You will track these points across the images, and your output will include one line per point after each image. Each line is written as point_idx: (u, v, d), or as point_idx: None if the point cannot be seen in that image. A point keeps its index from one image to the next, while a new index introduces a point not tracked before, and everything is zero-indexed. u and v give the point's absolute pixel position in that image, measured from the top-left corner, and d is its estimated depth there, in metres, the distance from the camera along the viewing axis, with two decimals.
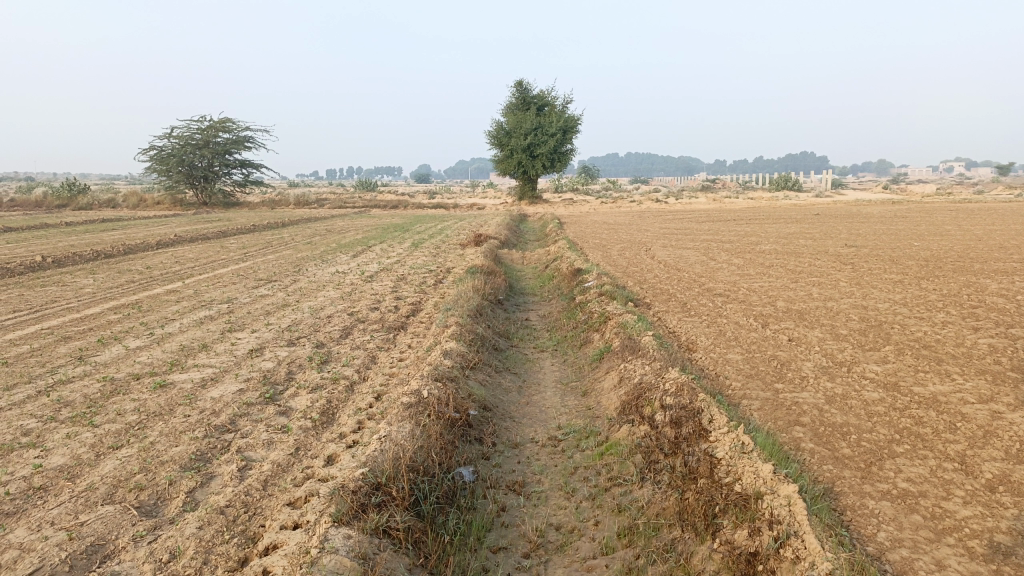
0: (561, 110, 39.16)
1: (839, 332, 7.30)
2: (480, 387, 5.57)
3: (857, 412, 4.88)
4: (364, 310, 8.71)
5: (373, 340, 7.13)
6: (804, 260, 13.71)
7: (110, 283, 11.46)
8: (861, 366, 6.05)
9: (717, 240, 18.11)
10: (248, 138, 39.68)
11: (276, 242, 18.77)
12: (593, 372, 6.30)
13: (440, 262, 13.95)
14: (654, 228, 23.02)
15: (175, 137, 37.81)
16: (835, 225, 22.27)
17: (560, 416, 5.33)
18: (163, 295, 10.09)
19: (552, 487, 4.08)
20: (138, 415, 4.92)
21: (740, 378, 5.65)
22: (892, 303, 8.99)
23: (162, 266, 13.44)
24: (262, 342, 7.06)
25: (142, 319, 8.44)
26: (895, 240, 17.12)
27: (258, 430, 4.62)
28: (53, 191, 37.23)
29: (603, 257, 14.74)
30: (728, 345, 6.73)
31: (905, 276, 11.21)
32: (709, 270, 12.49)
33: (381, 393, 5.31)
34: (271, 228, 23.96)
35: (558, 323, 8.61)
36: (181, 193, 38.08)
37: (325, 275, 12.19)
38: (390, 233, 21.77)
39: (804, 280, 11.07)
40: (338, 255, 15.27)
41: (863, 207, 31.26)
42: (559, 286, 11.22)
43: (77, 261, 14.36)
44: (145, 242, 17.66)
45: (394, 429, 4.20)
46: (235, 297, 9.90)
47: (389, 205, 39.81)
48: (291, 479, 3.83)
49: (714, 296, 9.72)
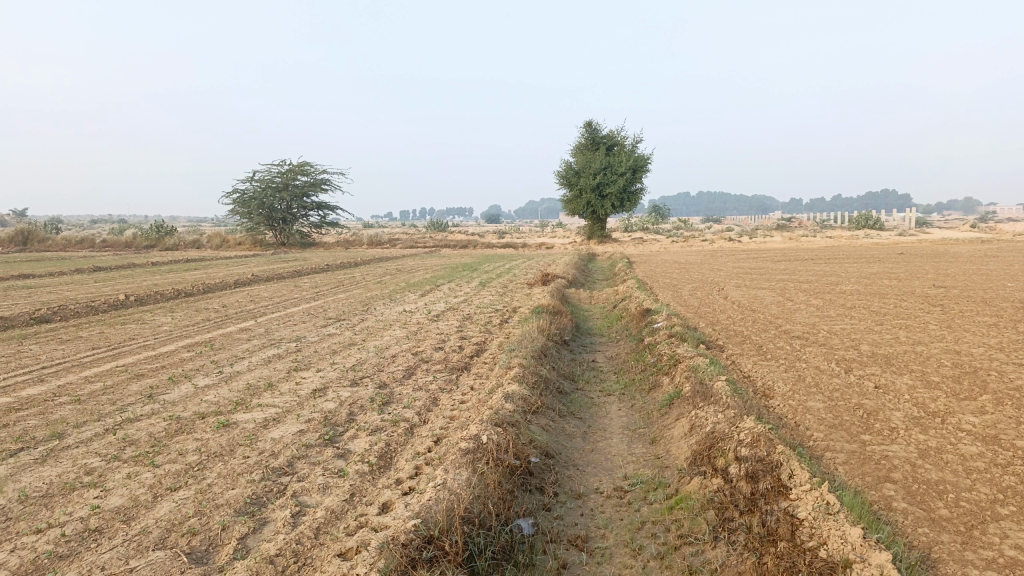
0: (631, 150, 39.05)
1: (930, 379, 6.79)
2: (542, 433, 5.36)
3: (953, 468, 4.44)
4: (428, 350, 8.64)
5: (436, 381, 7.01)
6: (888, 301, 13.04)
7: (186, 321, 11.78)
8: (955, 417, 5.57)
9: (793, 280, 17.50)
10: (325, 181, 40.92)
11: (347, 281, 19.10)
12: (662, 418, 6.00)
13: (507, 301, 13.86)
14: (727, 268, 22.51)
15: (256, 181, 39.32)
16: (920, 265, 21.24)
17: (626, 465, 5.06)
18: (235, 334, 10.27)
19: (617, 543, 3.82)
20: (198, 456, 4.90)
21: (821, 428, 5.26)
22: (988, 348, 8.37)
23: (237, 305, 13.77)
24: (325, 382, 7.04)
25: (212, 357, 8.58)
26: (987, 281, 16.17)
27: (315, 473, 4.53)
28: (142, 232, 39.12)
29: (673, 297, 14.38)
30: (808, 392, 6.33)
31: (1000, 319, 10.48)
32: (786, 312, 11.99)
33: (441, 437, 5.16)
34: (344, 268, 24.46)
35: (626, 366, 8.33)
36: (261, 234, 39.46)
37: (392, 314, 12.24)
38: (459, 272, 21.86)
39: (889, 322, 10.48)
40: (406, 295, 15.37)
41: (950, 247, 29.84)
42: (627, 327, 10.93)
43: (158, 300, 14.87)
44: (223, 281, 18.22)
45: (450, 476, 4.03)
46: (303, 335, 10.01)
47: (459, 245, 40.23)
48: (344, 527, 3.70)
49: (791, 339, 9.27)
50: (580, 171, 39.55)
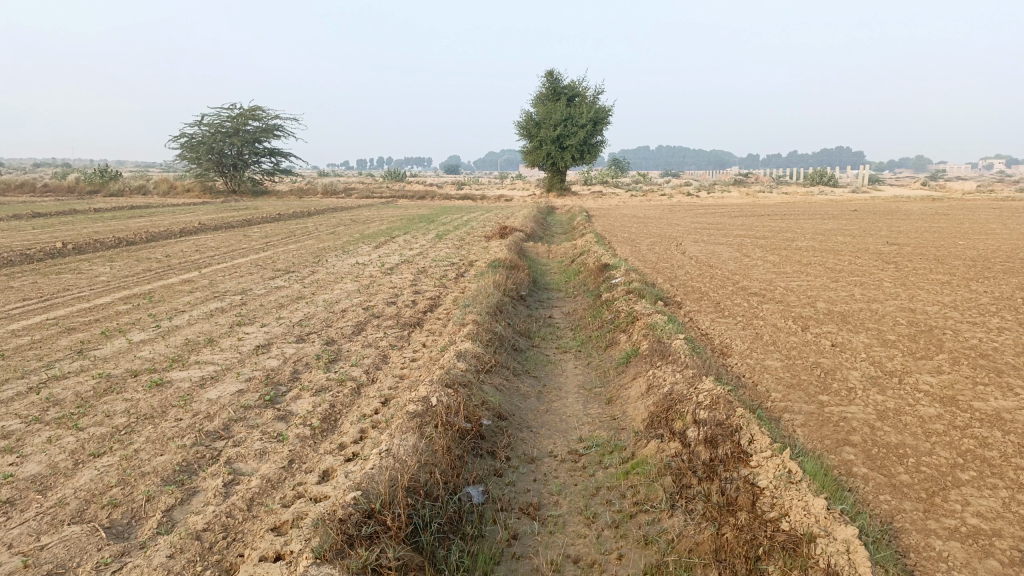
0: (592, 101, 38.57)
1: (887, 337, 6.76)
2: (495, 393, 5.15)
3: (913, 431, 4.38)
4: (380, 305, 8.33)
5: (386, 338, 6.74)
6: (843, 257, 13.10)
7: (126, 271, 11.23)
8: (912, 376, 5.53)
9: (750, 236, 17.54)
10: (277, 127, 39.63)
11: (299, 231, 18.50)
12: (619, 377, 5.86)
13: (463, 254, 13.56)
14: (685, 222, 22.46)
15: (205, 125, 37.90)
16: (873, 221, 21.45)
17: (582, 426, 4.89)
18: (177, 286, 9.81)
19: (570, 510, 3.65)
20: (126, 419, 4.58)
21: (780, 389, 5.16)
22: (942, 305, 8.41)
23: (181, 255, 13.21)
24: (269, 338, 6.71)
25: (151, 310, 8.15)
26: (938, 238, 16.39)
27: (251, 437, 4.26)
28: (85, 177, 37.51)
29: (631, 252, 14.22)
30: (766, 350, 6.24)
31: (952, 277, 10.58)
32: (744, 267, 11.94)
33: (390, 398, 4.92)
34: (296, 217, 23.76)
35: (583, 322, 8.16)
36: (211, 181, 38.21)
37: (344, 266, 11.86)
38: (416, 224, 21.38)
39: (844, 279, 10.49)
40: (360, 246, 14.96)
41: (902, 204, 30.30)
42: (585, 282, 10.77)
43: (98, 248, 14.21)
44: (168, 230, 17.48)
45: (396, 441, 3.80)
46: (249, 288, 9.59)
47: (417, 196, 39.57)
48: (280, 498, 3.46)
49: (749, 295, 9.20)
50: (540, 122, 38.95)
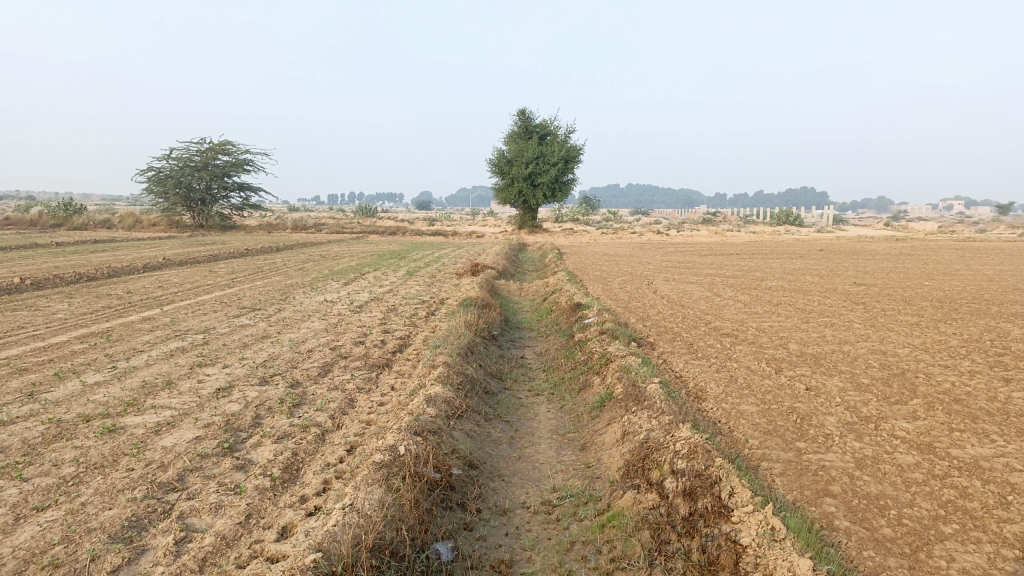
0: (564, 140, 38.95)
1: (860, 381, 6.72)
2: (466, 440, 4.98)
3: (892, 481, 4.29)
4: (347, 345, 8.12)
5: (353, 380, 6.53)
6: (812, 298, 13.18)
7: (85, 308, 10.88)
8: (888, 422, 5.46)
9: (721, 275, 17.63)
10: (247, 161, 39.35)
11: (267, 267, 18.20)
12: (593, 422, 5.71)
13: (434, 292, 13.40)
14: (656, 261, 22.58)
15: (173, 159, 37.50)
16: (840, 261, 21.76)
17: (555, 475, 4.73)
18: (138, 324, 9.50)
19: (544, 568, 3.48)
20: (75, 468, 4.32)
21: (756, 435, 5.05)
22: (912, 348, 8.43)
23: (144, 291, 12.87)
24: (231, 380, 6.46)
25: (107, 349, 7.85)
26: (904, 279, 16.61)
27: (207, 489, 4.03)
28: (48, 210, 36.78)
29: (603, 291, 14.17)
30: (741, 394, 6.14)
31: (920, 318, 10.66)
32: (715, 308, 11.93)
33: (355, 446, 4.72)
34: (264, 253, 23.43)
35: (555, 364, 8.02)
36: (178, 215, 37.69)
37: (312, 304, 11.62)
38: (386, 260, 21.20)
39: (815, 320, 10.51)
40: (329, 283, 14.73)
41: (867, 244, 30.77)
42: (557, 322, 10.66)
43: (57, 284, 13.79)
44: (131, 265, 17.07)
45: (360, 495, 3.61)
46: (212, 327, 9.30)
47: (388, 232, 39.41)
48: (235, 558, 3.24)
49: (722, 336, 9.16)
50: (512, 160, 39.18)
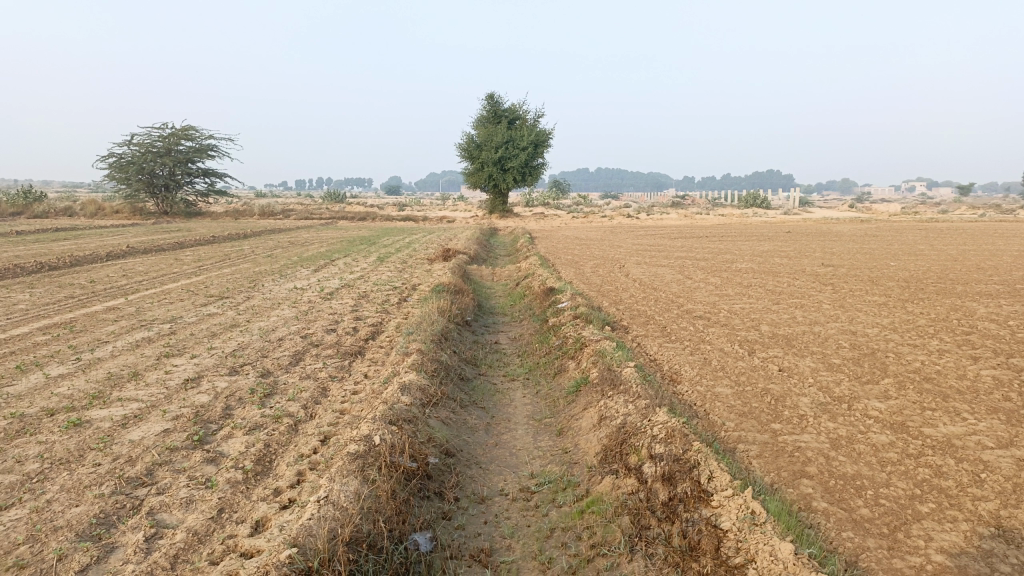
0: (533, 124, 38.80)
1: (832, 362, 6.78)
2: (441, 427, 4.92)
3: (867, 461, 4.33)
4: (319, 333, 8.00)
5: (325, 368, 6.43)
6: (782, 279, 13.31)
7: (46, 298, 10.59)
8: (861, 402, 5.51)
9: (691, 258, 17.73)
10: (212, 147, 38.62)
11: (234, 254, 17.87)
12: (569, 407, 5.69)
13: (405, 278, 13.28)
14: (627, 244, 22.62)
15: (135, 145, 36.67)
16: (808, 243, 21.99)
17: (532, 461, 4.70)
18: (102, 314, 9.27)
19: (524, 555, 3.45)
20: (39, 464, 4.18)
21: (732, 417, 5.06)
22: (881, 328, 8.53)
23: (107, 280, 12.56)
24: (200, 370, 6.33)
25: (70, 341, 7.64)
26: (871, 259, 16.86)
27: (177, 484, 3.93)
28: (5, 198, 35.77)
29: (576, 275, 14.17)
30: (716, 377, 6.16)
31: (887, 298, 10.81)
32: (687, 290, 11.98)
33: (329, 436, 4.64)
34: (231, 240, 23.05)
35: (529, 349, 7.98)
36: (141, 202, 36.92)
37: (282, 291, 11.45)
38: (356, 246, 20.97)
39: (785, 301, 10.61)
40: (298, 270, 14.53)
41: (834, 225, 31.19)
42: (530, 306, 10.62)
43: (16, 273, 13.41)
44: (93, 253, 16.66)
45: (336, 487, 3.54)
46: (179, 316, 9.11)
47: (357, 217, 39.01)
48: (208, 555, 3.17)
49: (695, 319, 9.19)
50: (481, 144, 38.95)
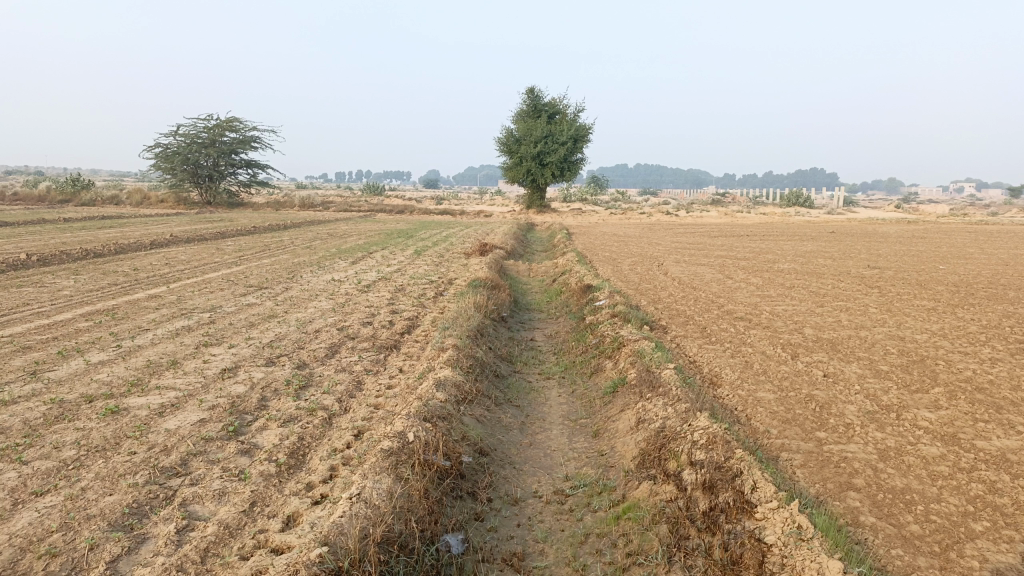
0: (573, 119, 38.58)
1: (879, 368, 6.56)
2: (476, 426, 4.85)
3: (917, 474, 4.15)
4: (355, 325, 8.00)
5: (361, 362, 6.41)
6: (826, 281, 12.99)
7: (92, 285, 10.79)
8: (910, 412, 5.30)
9: (732, 257, 17.43)
10: (255, 138, 39.15)
11: (274, 245, 18.06)
12: (605, 408, 5.58)
13: (442, 272, 13.27)
14: (666, 242, 22.38)
15: (181, 135, 37.33)
16: (853, 244, 21.45)
17: (567, 463, 4.60)
18: (144, 302, 9.40)
19: (558, 561, 3.36)
20: (76, 451, 4.22)
21: (776, 424, 4.90)
22: (931, 334, 8.24)
23: (151, 268, 12.77)
24: (237, 361, 6.35)
25: (113, 327, 7.74)
26: (919, 262, 16.39)
27: (211, 475, 3.92)
28: (57, 186, 36.69)
29: (614, 272, 14.00)
30: (758, 381, 6.00)
31: (937, 303, 10.46)
32: (727, 290, 11.75)
33: (363, 431, 4.60)
34: (272, 231, 23.31)
35: (565, 346, 7.88)
36: (186, 192, 37.59)
37: (320, 283, 11.51)
38: (394, 240, 21.02)
39: (830, 304, 10.34)
40: (336, 261, 14.61)
41: (880, 226, 30.47)
42: (567, 303, 10.51)
43: (64, 260, 13.71)
44: (137, 241, 16.96)
45: (368, 485, 3.48)
46: (218, 305, 9.19)
47: (396, 210, 39.23)
48: (238, 550, 3.14)
49: (736, 320, 9.00)
50: (520, 139, 38.83)
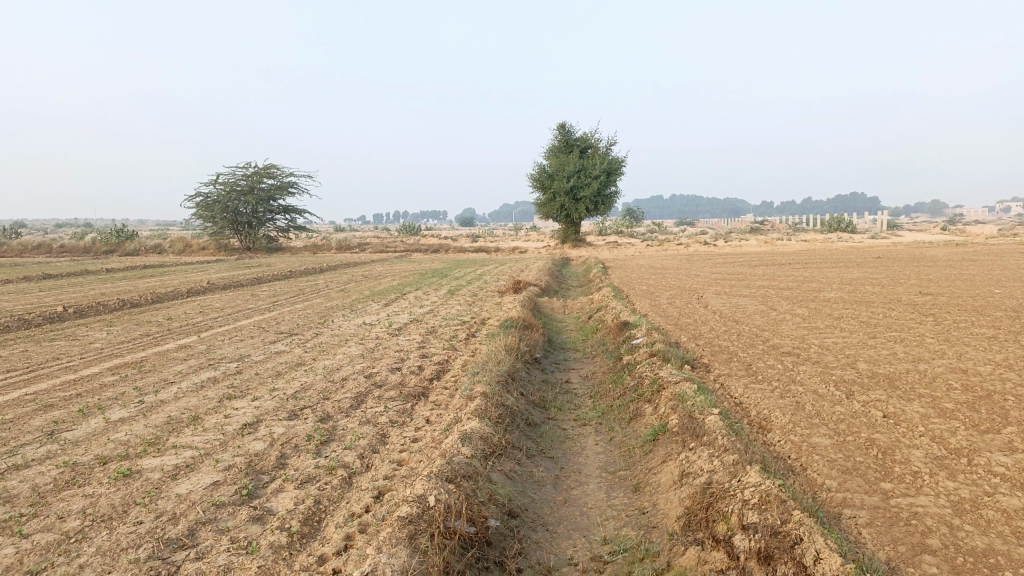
0: (605, 153, 38.47)
1: (944, 406, 6.04)
2: (505, 484, 4.50)
3: (999, 531, 3.68)
4: (383, 372, 7.72)
5: (386, 413, 6.11)
6: (875, 309, 12.40)
7: (124, 337, 10.73)
8: (984, 456, 4.80)
9: (774, 286, 16.88)
10: (292, 184, 39.74)
11: (309, 289, 18.06)
12: (646, 458, 5.18)
13: (475, 312, 13.00)
14: (705, 273, 21.86)
15: (220, 184, 38.04)
16: (900, 269, 20.70)
17: (606, 523, 4.22)
18: (173, 353, 9.26)
19: None
20: (81, 522, 3.97)
21: (834, 476, 4.46)
22: (996, 365, 7.67)
23: (184, 317, 12.72)
24: (258, 415, 6.09)
25: (137, 382, 7.58)
26: (973, 286, 15.65)
27: (217, 548, 3.63)
28: (102, 236, 37.59)
29: (652, 307, 13.60)
30: (811, 425, 5.54)
31: (998, 331, 9.84)
32: (772, 323, 11.26)
33: (384, 492, 4.29)
34: (308, 274, 23.37)
35: (602, 389, 7.49)
36: (226, 239, 38.23)
37: (351, 327, 11.31)
38: (428, 279, 20.88)
39: (882, 335, 9.78)
40: (369, 304, 14.46)
41: (926, 250, 29.49)
42: (603, 342, 10.14)
43: (100, 312, 13.77)
44: (174, 290, 17.07)
45: (383, 560, 3.16)
46: (246, 354, 9.02)
47: (431, 249, 39.33)
48: None
49: (782, 355, 8.52)
50: (553, 174, 38.78)
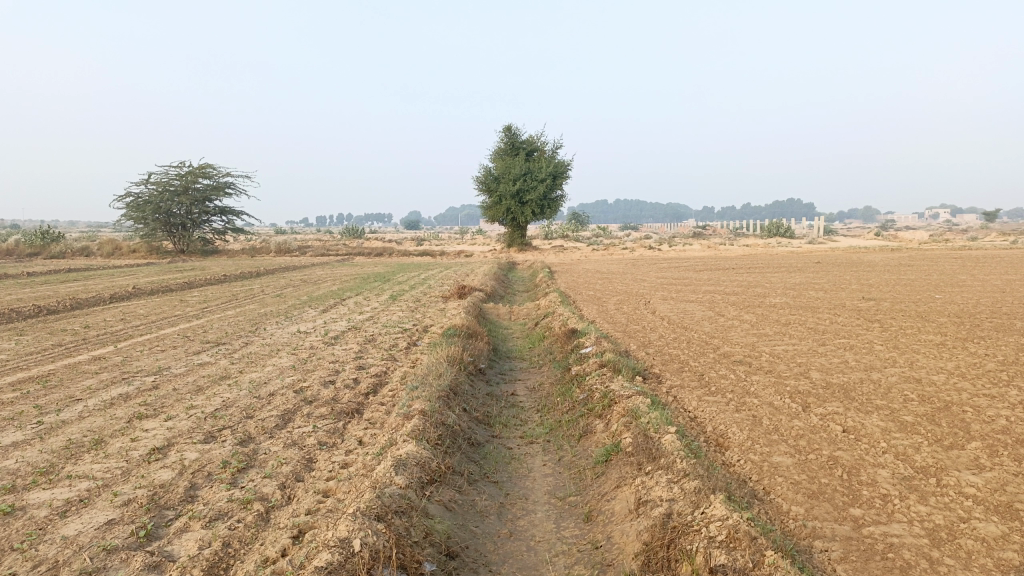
0: (551, 156, 38.30)
1: (904, 419, 5.80)
2: (443, 517, 4.04)
3: (982, 564, 3.37)
4: (315, 386, 7.15)
5: (315, 433, 5.56)
6: (822, 315, 12.33)
7: (33, 347, 9.86)
8: (951, 476, 4.54)
9: (721, 292, 16.78)
10: (229, 184, 38.40)
11: (243, 294, 17.24)
12: (597, 482, 4.78)
13: (417, 318, 12.48)
14: (651, 277, 21.71)
15: (152, 184, 36.49)
16: (840, 274, 20.90)
17: (556, 560, 3.79)
18: (85, 366, 8.49)
19: None
20: None
21: (802, 502, 4.13)
22: (947, 374, 7.52)
23: (103, 325, 11.84)
24: (170, 437, 5.48)
25: (38, 399, 6.82)
26: (913, 292, 15.81)
27: None
28: (25, 237, 35.62)
29: (599, 313, 13.29)
30: (770, 442, 5.22)
31: (944, 337, 9.78)
32: (721, 330, 11.03)
33: (305, 531, 3.78)
34: (243, 278, 22.42)
35: (550, 402, 7.08)
36: (158, 241, 36.70)
37: (284, 335, 10.68)
38: (369, 284, 20.24)
39: (832, 342, 9.63)
40: (305, 310, 13.78)
41: (864, 255, 30.15)
42: (550, 350, 9.74)
43: (12, 319, 12.77)
44: (96, 295, 16.04)
45: None
46: (166, 367, 8.32)
47: (374, 252, 38.53)
48: None
49: (734, 364, 8.26)
50: (499, 177, 38.38)
